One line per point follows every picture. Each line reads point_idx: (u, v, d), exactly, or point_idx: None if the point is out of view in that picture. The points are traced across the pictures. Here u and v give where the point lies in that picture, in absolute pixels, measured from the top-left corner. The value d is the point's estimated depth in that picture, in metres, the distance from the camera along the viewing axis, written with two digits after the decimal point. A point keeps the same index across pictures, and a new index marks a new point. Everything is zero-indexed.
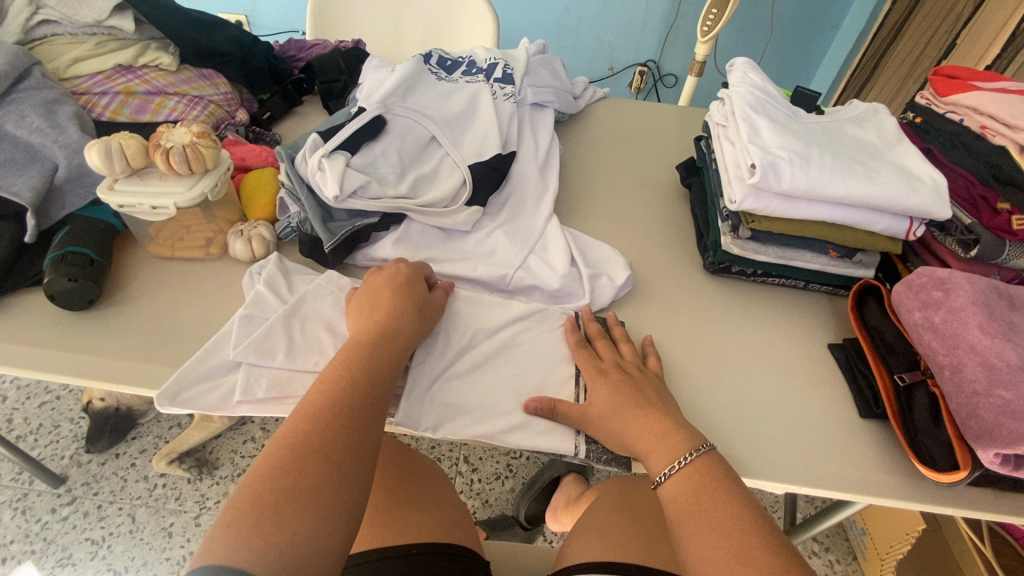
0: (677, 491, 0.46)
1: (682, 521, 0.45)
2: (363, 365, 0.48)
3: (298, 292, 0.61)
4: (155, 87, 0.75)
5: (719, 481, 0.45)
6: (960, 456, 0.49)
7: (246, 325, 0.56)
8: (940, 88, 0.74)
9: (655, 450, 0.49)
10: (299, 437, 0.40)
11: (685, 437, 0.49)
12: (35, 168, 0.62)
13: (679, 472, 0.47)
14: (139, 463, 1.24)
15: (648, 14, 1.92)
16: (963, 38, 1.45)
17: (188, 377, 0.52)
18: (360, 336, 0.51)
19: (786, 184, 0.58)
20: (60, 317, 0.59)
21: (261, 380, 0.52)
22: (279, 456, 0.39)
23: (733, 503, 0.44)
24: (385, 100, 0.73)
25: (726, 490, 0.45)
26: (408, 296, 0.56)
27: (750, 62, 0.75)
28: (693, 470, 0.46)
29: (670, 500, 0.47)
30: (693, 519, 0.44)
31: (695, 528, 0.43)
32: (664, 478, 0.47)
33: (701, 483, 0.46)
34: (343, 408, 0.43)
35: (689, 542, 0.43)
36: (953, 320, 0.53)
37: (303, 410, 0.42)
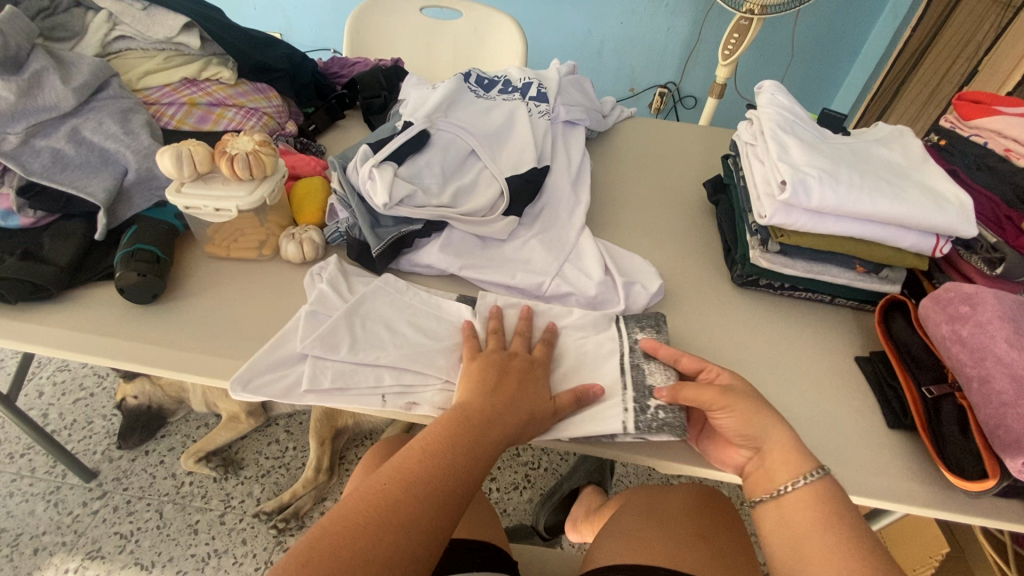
0: (801, 504, 0.49)
1: (803, 537, 0.48)
2: (466, 447, 0.48)
3: (357, 292, 0.64)
4: (216, 99, 0.80)
5: (841, 505, 0.49)
6: (988, 465, 0.51)
7: (311, 322, 0.59)
8: (964, 113, 0.76)
9: (780, 462, 0.51)
10: (391, 505, 0.43)
11: (805, 457, 0.51)
12: (108, 171, 0.66)
13: (803, 487, 0.49)
14: (168, 461, 1.27)
15: (671, 36, 1.97)
16: (984, 64, 1.48)
17: (258, 368, 0.56)
18: (477, 408, 0.50)
19: (815, 201, 0.61)
20: (126, 310, 0.63)
21: (326, 372, 0.55)
22: (367, 513, 0.42)
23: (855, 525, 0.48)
24: (429, 115, 0.77)
25: (846, 514, 0.48)
26: (531, 390, 0.53)
27: (778, 85, 0.79)
28: (819, 490, 0.49)
29: (786, 512, 0.50)
30: (820, 536, 0.47)
31: (825, 548, 0.47)
32: (789, 488, 0.50)
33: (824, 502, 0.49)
34: (435, 492, 0.45)
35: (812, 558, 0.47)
36: (980, 334, 0.55)
37: (398, 475, 0.45)
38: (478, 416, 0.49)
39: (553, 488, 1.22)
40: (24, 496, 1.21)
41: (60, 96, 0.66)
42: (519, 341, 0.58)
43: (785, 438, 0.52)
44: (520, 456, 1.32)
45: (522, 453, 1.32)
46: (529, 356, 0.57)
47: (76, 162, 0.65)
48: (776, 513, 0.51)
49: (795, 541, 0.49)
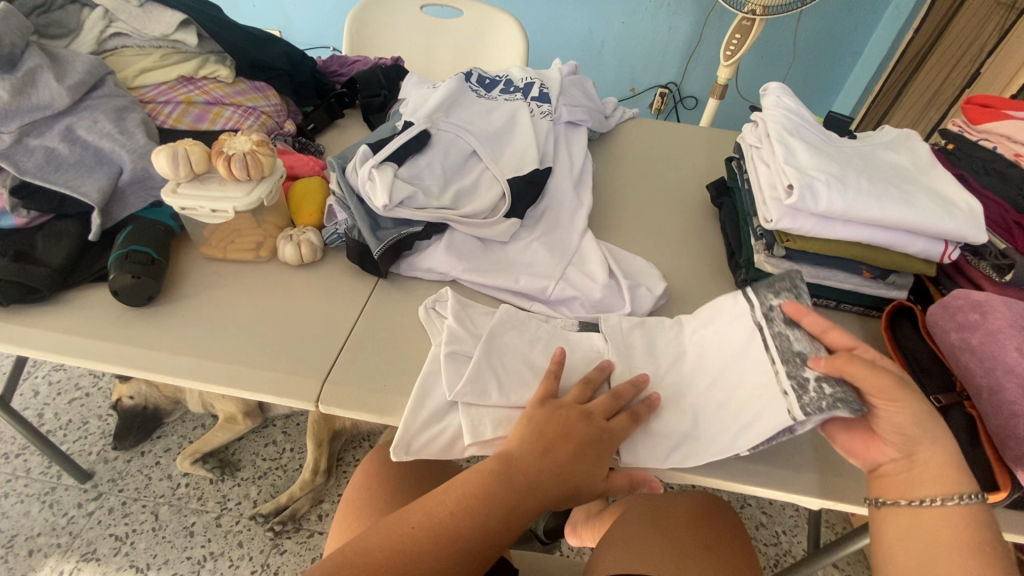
0: (944, 522, 0.45)
1: (930, 550, 0.45)
2: (501, 511, 0.47)
3: (483, 326, 0.61)
4: (213, 98, 0.79)
5: (989, 535, 0.45)
6: (1000, 476, 0.49)
7: (453, 364, 0.56)
8: (972, 117, 0.76)
9: (932, 475, 0.47)
10: (414, 551, 0.46)
11: (967, 478, 0.46)
12: (102, 171, 0.65)
13: (953, 506, 0.46)
14: (164, 462, 1.26)
15: (673, 36, 1.96)
16: (987, 67, 1.47)
17: (411, 426, 0.54)
18: (522, 472, 0.49)
19: (822, 206, 0.60)
20: (120, 312, 0.62)
21: (484, 421, 0.54)
22: (393, 552, 0.46)
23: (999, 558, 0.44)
24: (430, 115, 0.76)
25: (992, 544, 0.44)
26: (592, 465, 0.50)
27: (784, 87, 0.78)
28: (965, 513, 0.45)
29: (916, 520, 0.47)
30: (954, 558, 0.44)
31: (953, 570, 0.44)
32: (933, 501, 0.46)
33: (968, 524, 0.45)
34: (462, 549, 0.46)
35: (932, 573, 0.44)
36: (991, 342, 0.54)
37: (431, 521, 0.47)
38: (522, 481, 0.48)
39: None
40: (19, 497, 1.20)
41: (54, 93, 0.64)
42: (602, 401, 0.52)
43: (945, 448, 0.47)
44: None
45: None
46: (599, 421, 0.51)
47: (70, 161, 0.64)
48: (905, 522, 0.47)
49: (923, 555, 0.46)
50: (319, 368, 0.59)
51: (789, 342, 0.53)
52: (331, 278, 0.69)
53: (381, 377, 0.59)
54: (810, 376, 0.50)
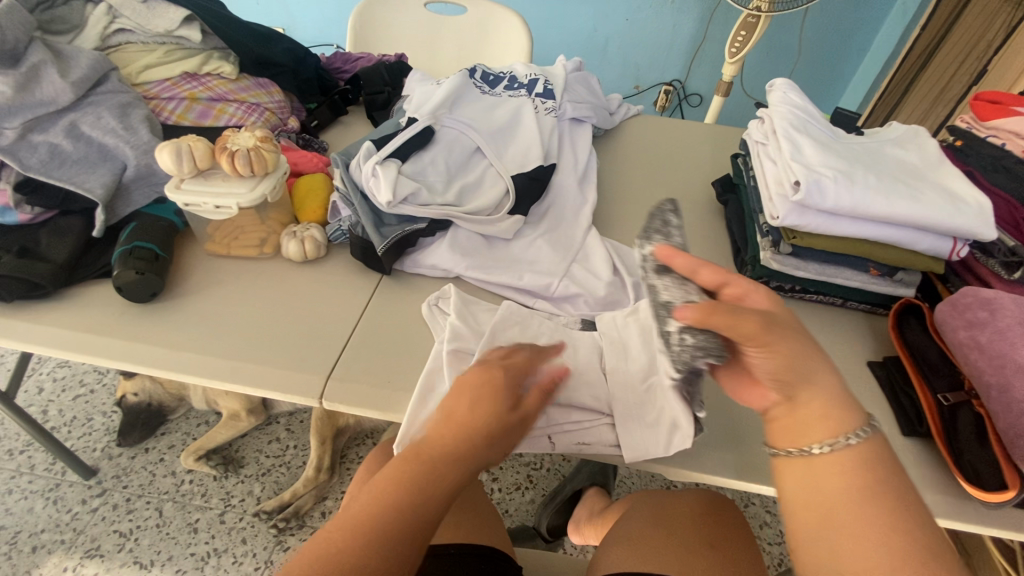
0: (840, 470, 0.42)
1: (832, 504, 0.42)
2: (416, 478, 0.40)
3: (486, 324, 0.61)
4: (217, 94, 0.79)
5: (883, 468, 0.42)
6: (1007, 475, 0.49)
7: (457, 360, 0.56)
8: (981, 113, 0.75)
9: (818, 419, 0.44)
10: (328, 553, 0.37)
11: (852, 413, 0.44)
12: (106, 167, 0.65)
13: (840, 450, 0.42)
14: (168, 458, 1.26)
15: (677, 34, 1.95)
16: (995, 63, 1.46)
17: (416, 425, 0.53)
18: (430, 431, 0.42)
19: (830, 202, 0.59)
20: (124, 308, 0.61)
21: None
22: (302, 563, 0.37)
23: (900, 490, 0.42)
24: (434, 112, 0.76)
25: (888, 479, 0.42)
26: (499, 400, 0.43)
27: (790, 83, 0.77)
28: (854, 452, 0.42)
29: (812, 473, 0.43)
30: (855, 508, 0.41)
31: (858, 520, 0.40)
32: (824, 448, 0.43)
33: (864, 468, 0.42)
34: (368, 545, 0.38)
35: (839, 529, 0.41)
36: (999, 340, 0.53)
37: (342, 521, 0.39)
38: (427, 454, 0.41)
39: (556, 489, 1.20)
40: (23, 493, 1.20)
41: (58, 89, 0.64)
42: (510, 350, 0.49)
43: (833, 387, 0.44)
44: (522, 456, 1.31)
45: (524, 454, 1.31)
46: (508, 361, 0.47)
47: (73, 157, 0.64)
48: (802, 473, 0.44)
49: (824, 509, 0.42)
50: (322, 365, 0.58)
51: (657, 292, 0.47)
52: (335, 275, 0.69)
53: (386, 375, 0.58)
54: (674, 328, 0.45)
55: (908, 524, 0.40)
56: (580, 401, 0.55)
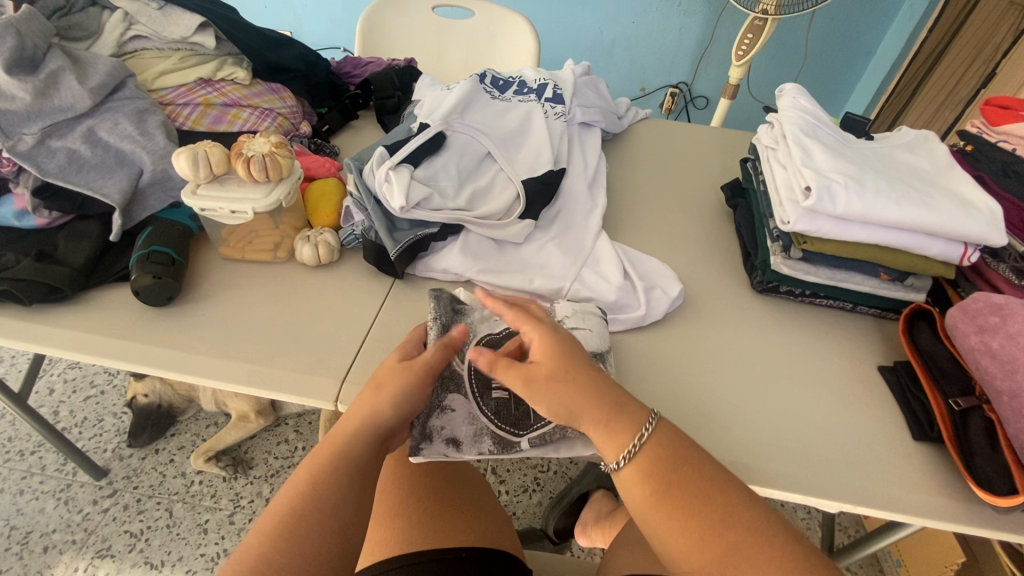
0: (655, 464, 0.45)
1: (647, 513, 0.44)
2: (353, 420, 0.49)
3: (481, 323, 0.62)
4: (231, 100, 0.80)
5: (674, 459, 0.45)
6: (1018, 481, 0.49)
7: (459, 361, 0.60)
8: (991, 118, 0.75)
9: (609, 435, 0.46)
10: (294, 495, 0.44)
11: (633, 412, 0.47)
12: (124, 172, 0.66)
13: (634, 457, 0.45)
14: (178, 459, 1.27)
15: (683, 36, 1.95)
16: (1003, 66, 1.46)
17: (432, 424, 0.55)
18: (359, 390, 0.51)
19: (840, 208, 0.60)
20: (142, 312, 0.62)
21: (503, 425, 0.56)
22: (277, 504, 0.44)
23: (700, 474, 0.44)
24: (445, 117, 0.77)
25: (687, 466, 0.45)
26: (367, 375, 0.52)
27: (800, 88, 0.77)
28: (648, 453, 0.45)
29: (627, 488, 0.45)
30: (681, 502, 0.43)
31: (671, 523, 0.43)
32: (636, 450, 0.45)
33: (671, 454, 0.45)
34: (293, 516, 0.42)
35: (664, 535, 0.43)
36: (1011, 345, 0.53)
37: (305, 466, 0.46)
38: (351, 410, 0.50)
39: (563, 492, 1.20)
40: (35, 493, 1.22)
41: (76, 96, 0.65)
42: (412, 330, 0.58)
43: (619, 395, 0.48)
44: (529, 459, 1.31)
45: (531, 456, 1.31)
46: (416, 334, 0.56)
47: (91, 163, 0.65)
48: (632, 477, 0.45)
49: (656, 508, 0.44)
50: (337, 368, 0.59)
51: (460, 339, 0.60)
52: (348, 278, 0.70)
53: None
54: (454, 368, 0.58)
55: (716, 508, 0.43)
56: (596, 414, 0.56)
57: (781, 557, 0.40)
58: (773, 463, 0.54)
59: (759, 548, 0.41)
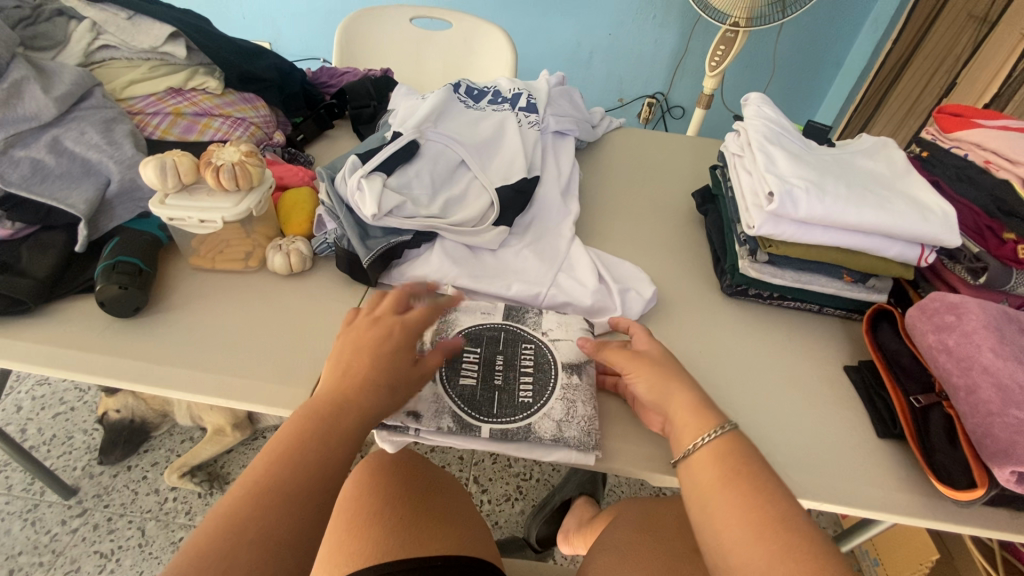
0: (728, 451, 0.47)
1: (707, 495, 0.45)
2: (364, 383, 0.48)
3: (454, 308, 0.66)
4: (202, 109, 0.79)
5: (744, 458, 0.46)
6: (977, 474, 0.51)
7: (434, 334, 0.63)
8: (945, 125, 0.78)
9: (689, 418, 0.50)
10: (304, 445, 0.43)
11: (710, 414, 0.50)
12: (89, 182, 0.65)
13: (711, 442, 0.48)
14: (151, 476, 1.24)
15: (659, 47, 1.99)
16: (962, 77, 1.52)
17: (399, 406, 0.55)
18: (367, 351, 0.50)
19: (802, 212, 0.61)
20: (107, 323, 0.61)
21: (466, 420, 0.55)
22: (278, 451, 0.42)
23: (767, 477, 0.45)
24: (419, 126, 0.77)
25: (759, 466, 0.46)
26: (368, 358, 0.49)
27: (764, 97, 0.80)
28: (724, 444, 0.47)
29: (699, 469, 0.47)
30: (750, 492, 0.44)
31: (727, 506, 0.44)
32: (709, 437, 0.48)
33: (746, 453, 0.47)
34: (302, 467, 0.41)
35: (726, 520, 0.43)
36: (966, 343, 0.55)
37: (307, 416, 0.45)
38: (360, 369, 0.49)
39: (544, 500, 1.20)
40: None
41: (40, 106, 0.64)
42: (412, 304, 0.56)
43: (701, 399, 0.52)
44: (511, 467, 1.31)
45: (513, 464, 1.31)
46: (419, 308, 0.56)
47: (55, 173, 0.64)
48: (699, 465, 0.47)
49: (714, 494, 0.45)
50: (308, 378, 0.58)
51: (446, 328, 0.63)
52: (321, 288, 0.70)
53: None
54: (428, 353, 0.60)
55: (777, 509, 0.42)
56: (566, 411, 0.56)
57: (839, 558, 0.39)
58: None
59: (814, 554, 0.40)
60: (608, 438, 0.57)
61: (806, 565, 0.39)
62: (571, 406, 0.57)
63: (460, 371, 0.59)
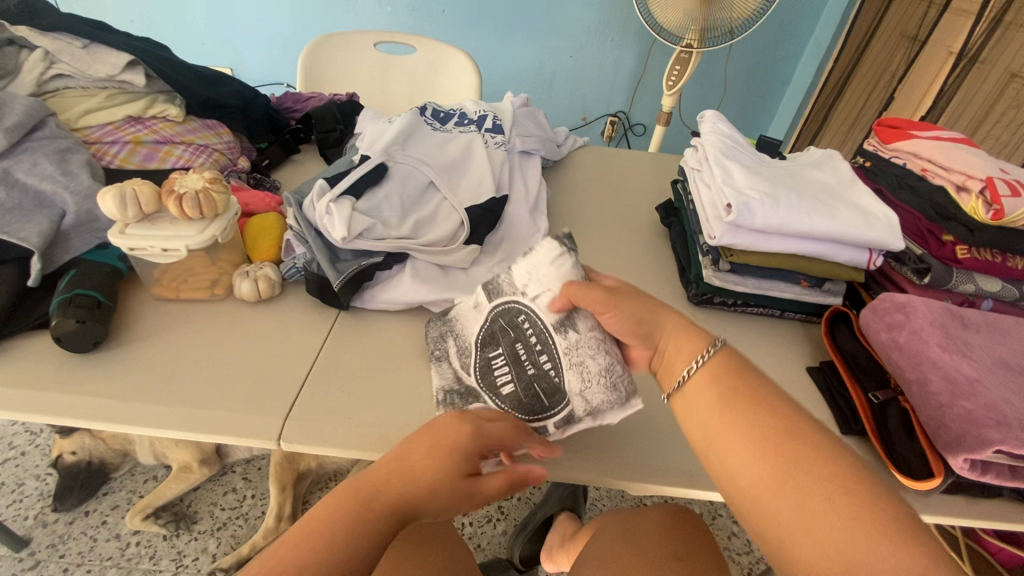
0: (714, 372, 0.47)
1: (708, 422, 0.45)
2: (408, 485, 0.45)
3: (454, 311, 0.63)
4: (162, 137, 0.78)
5: (738, 377, 0.46)
6: (934, 464, 0.53)
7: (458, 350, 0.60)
8: (884, 137, 0.84)
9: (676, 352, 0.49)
10: (326, 531, 0.41)
11: (698, 337, 0.49)
12: (43, 214, 0.63)
13: (700, 367, 0.47)
14: (111, 521, 1.17)
15: (618, 68, 2.06)
16: (899, 91, 1.63)
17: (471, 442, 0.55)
18: (422, 454, 0.46)
19: (759, 222, 0.64)
20: (64, 360, 0.59)
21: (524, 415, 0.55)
22: (301, 534, 0.41)
23: (763, 388, 0.45)
24: (386, 149, 0.78)
25: (755, 383, 0.46)
26: (424, 454, 0.46)
27: (719, 115, 0.84)
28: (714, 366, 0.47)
29: (694, 400, 0.47)
30: (748, 411, 0.44)
31: (728, 428, 0.43)
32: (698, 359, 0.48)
33: (733, 371, 0.47)
34: (315, 550, 0.40)
35: (731, 445, 0.43)
36: (916, 340, 0.59)
37: (338, 501, 0.44)
38: (403, 472, 0.45)
39: (526, 519, 1.19)
40: None
41: None
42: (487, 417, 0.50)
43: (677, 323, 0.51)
44: None
45: None
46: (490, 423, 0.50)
47: (5, 206, 0.61)
48: (693, 395, 0.47)
49: (713, 423, 0.45)
50: (279, 406, 0.57)
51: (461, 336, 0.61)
52: (291, 313, 0.69)
53: (348, 412, 0.57)
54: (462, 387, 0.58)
55: (779, 422, 0.43)
56: (592, 380, 0.53)
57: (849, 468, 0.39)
58: None
59: (824, 458, 0.40)
60: (585, 450, 0.57)
61: (822, 471, 0.39)
62: (586, 360, 0.52)
63: (497, 381, 0.56)
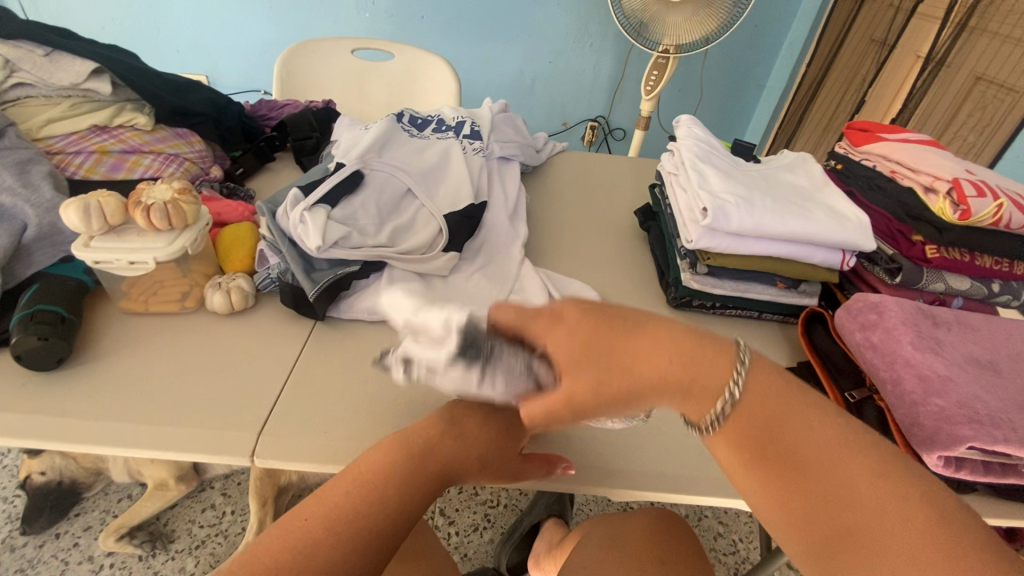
0: (751, 411, 0.40)
1: (735, 469, 0.41)
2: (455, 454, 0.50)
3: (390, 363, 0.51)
4: (130, 146, 0.76)
5: (778, 421, 0.39)
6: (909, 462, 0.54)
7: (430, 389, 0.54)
8: (855, 140, 0.86)
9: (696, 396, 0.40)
10: (379, 480, 0.45)
11: (722, 353, 0.41)
12: (3, 228, 0.61)
13: (733, 409, 0.40)
14: (83, 543, 1.13)
15: (598, 74, 2.08)
16: (870, 94, 1.67)
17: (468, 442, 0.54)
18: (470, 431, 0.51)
19: (734, 225, 0.65)
20: (26, 379, 0.57)
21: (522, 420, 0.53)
22: (354, 479, 0.44)
23: (816, 437, 0.38)
24: (362, 157, 0.77)
25: (799, 423, 0.39)
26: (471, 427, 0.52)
27: (694, 119, 0.85)
28: (749, 407, 0.40)
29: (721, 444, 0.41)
30: (788, 466, 0.38)
31: (765, 485, 0.39)
32: (734, 395, 0.40)
33: (774, 407, 0.40)
34: (370, 495, 0.43)
35: (765, 500, 0.39)
36: (889, 339, 0.60)
37: (393, 455, 0.47)
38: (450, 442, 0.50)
39: (512, 526, 1.18)
40: None
41: None
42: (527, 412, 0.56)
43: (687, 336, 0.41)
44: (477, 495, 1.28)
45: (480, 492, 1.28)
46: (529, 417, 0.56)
47: None
48: (726, 440, 0.40)
49: (748, 472, 0.39)
50: (253, 421, 0.56)
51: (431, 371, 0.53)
52: (266, 325, 0.67)
53: (325, 424, 0.56)
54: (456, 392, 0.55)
55: (819, 470, 0.37)
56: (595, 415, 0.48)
57: (914, 538, 0.34)
58: (699, 472, 0.57)
59: (880, 524, 0.35)
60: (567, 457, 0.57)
61: (874, 543, 0.34)
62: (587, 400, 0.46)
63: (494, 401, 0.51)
